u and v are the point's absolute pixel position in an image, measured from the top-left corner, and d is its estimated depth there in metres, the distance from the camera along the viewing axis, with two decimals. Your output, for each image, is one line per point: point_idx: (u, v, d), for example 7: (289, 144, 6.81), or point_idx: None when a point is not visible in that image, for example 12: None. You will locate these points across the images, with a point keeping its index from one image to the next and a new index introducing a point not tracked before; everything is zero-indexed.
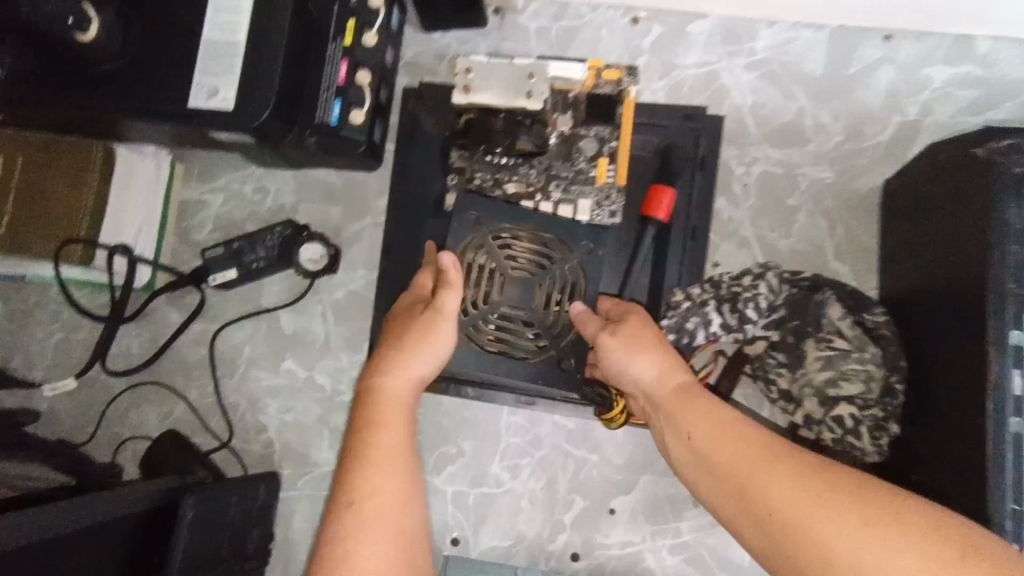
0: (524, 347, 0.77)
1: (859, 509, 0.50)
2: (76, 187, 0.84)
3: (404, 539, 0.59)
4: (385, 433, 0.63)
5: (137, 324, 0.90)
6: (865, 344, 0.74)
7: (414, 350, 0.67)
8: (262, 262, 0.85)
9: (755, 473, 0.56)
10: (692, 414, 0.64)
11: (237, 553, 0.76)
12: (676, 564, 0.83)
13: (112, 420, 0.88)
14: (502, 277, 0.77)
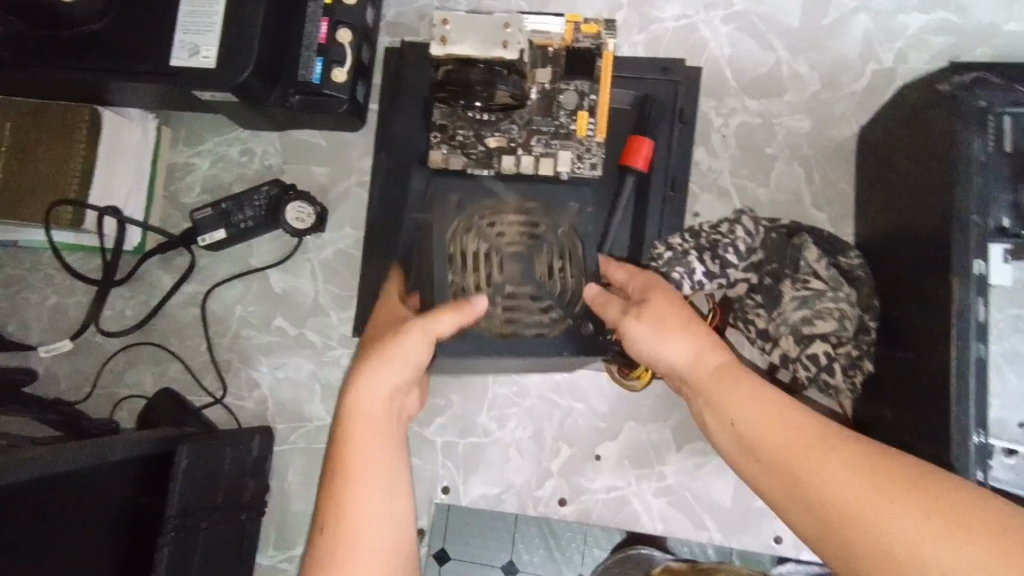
0: (544, 326, 0.72)
1: (929, 508, 0.45)
2: (65, 148, 0.84)
3: (385, 552, 0.61)
4: (360, 453, 0.64)
5: (130, 287, 0.92)
6: (840, 284, 0.75)
7: (377, 366, 0.66)
8: (251, 222, 0.87)
9: (808, 459, 0.50)
10: (732, 392, 0.58)
11: (233, 501, 0.79)
12: (661, 507, 0.85)
13: (108, 381, 0.90)
14: (500, 257, 0.72)
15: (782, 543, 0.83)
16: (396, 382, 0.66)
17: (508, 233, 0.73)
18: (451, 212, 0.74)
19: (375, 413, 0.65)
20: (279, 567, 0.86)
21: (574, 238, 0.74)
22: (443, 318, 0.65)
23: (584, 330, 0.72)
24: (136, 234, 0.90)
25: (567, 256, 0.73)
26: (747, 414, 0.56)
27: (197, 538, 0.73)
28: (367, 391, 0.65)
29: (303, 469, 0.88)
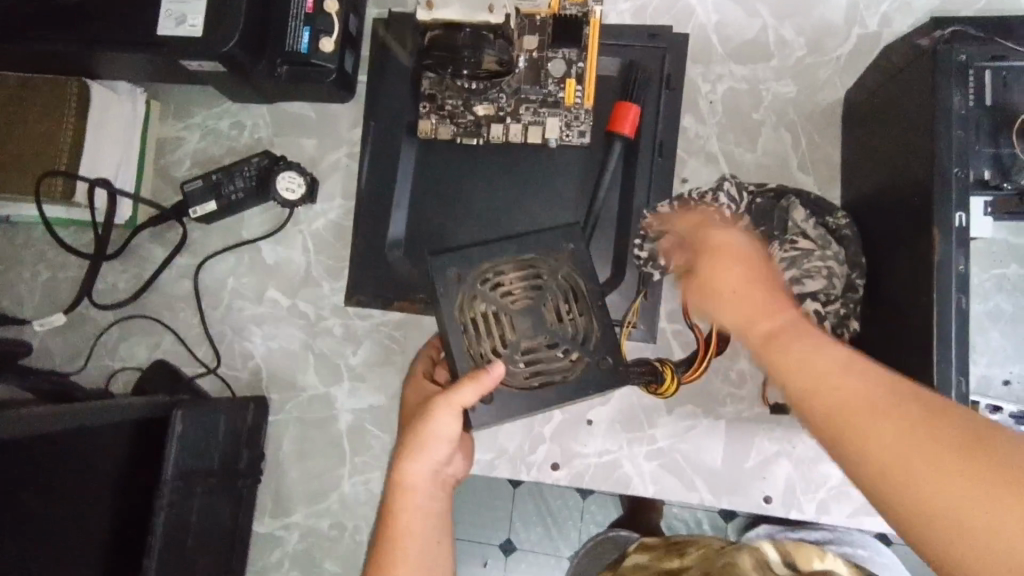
0: (564, 369, 0.69)
1: (999, 479, 0.35)
2: (55, 118, 0.84)
3: None
4: (409, 524, 0.67)
5: (122, 261, 0.92)
6: (827, 243, 0.76)
7: (415, 446, 0.67)
8: (242, 193, 0.88)
9: (849, 420, 0.41)
10: (776, 347, 0.50)
11: (229, 467, 0.81)
12: (652, 470, 0.86)
13: (102, 354, 0.91)
14: (504, 313, 0.69)
15: (771, 503, 0.85)
16: (437, 458, 0.68)
17: (509, 286, 0.69)
18: (439, 283, 0.68)
19: (421, 484, 0.68)
20: (275, 534, 0.88)
21: (574, 276, 0.70)
22: (460, 387, 0.64)
23: (600, 367, 0.68)
24: (127, 208, 0.90)
25: (572, 296, 0.69)
26: (792, 372, 0.47)
27: (193, 502, 0.76)
28: (412, 464, 0.67)
29: (297, 438, 0.89)
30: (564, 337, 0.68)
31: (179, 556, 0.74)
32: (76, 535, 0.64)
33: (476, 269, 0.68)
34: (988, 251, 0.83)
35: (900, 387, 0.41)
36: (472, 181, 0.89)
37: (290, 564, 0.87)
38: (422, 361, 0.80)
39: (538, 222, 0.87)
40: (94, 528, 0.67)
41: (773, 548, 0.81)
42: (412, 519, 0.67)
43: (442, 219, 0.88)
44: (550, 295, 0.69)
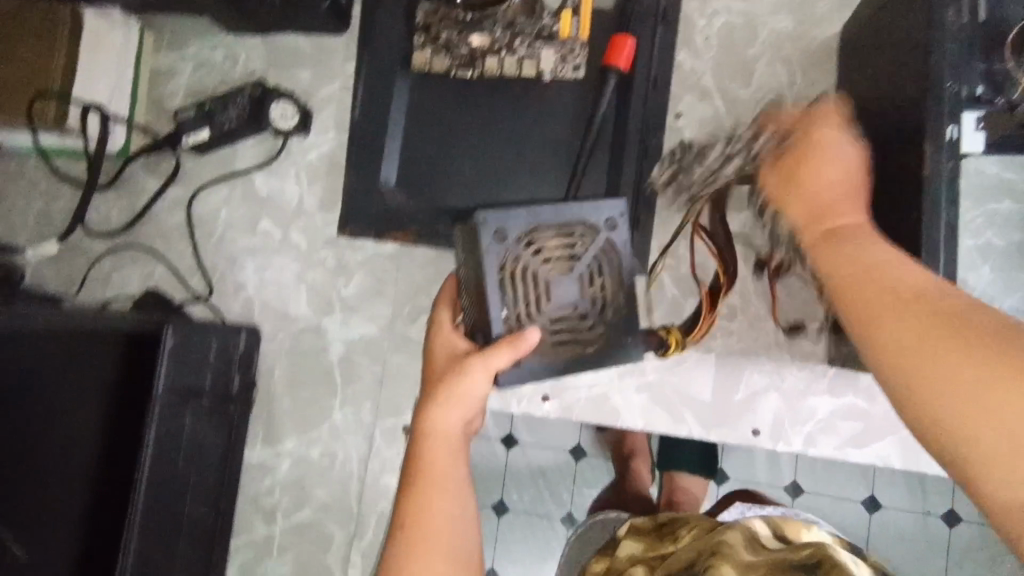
0: (590, 341, 0.70)
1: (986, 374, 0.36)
2: (48, 48, 0.84)
3: (461, 556, 0.64)
4: (440, 470, 0.67)
5: (116, 191, 0.92)
6: None
7: (448, 400, 0.67)
8: (235, 122, 0.87)
9: (886, 327, 0.42)
10: (837, 253, 0.49)
11: (222, 390, 0.82)
12: (642, 402, 0.87)
13: (95, 283, 0.91)
14: (544, 279, 0.68)
15: (759, 435, 0.86)
16: (468, 409, 0.68)
17: (549, 252, 0.68)
18: (483, 242, 0.67)
19: (451, 434, 0.68)
20: (267, 462, 0.89)
21: (611, 249, 0.70)
22: (495, 353, 0.65)
23: (627, 342, 0.71)
24: (120, 136, 0.89)
25: (607, 268, 0.70)
26: (851, 274, 0.46)
27: (184, 421, 0.77)
28: (448, 415, 0.67)
29: (289, 367, 0.89)
30: (591, 308, 0.70)
31: (170, 472, 0.75)
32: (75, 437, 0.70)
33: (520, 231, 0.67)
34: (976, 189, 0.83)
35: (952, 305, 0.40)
36: (464, 118, 0.88)
37: (281, 491, 0.89)
38: (442, 309, 0.76)
39: (530, 156, 0.87)
40: (90, 433, 0.71)
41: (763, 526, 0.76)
42: (448, 469, 0.67)
43: (434, 153, 0.88)
44: (587, 264, 0.69)
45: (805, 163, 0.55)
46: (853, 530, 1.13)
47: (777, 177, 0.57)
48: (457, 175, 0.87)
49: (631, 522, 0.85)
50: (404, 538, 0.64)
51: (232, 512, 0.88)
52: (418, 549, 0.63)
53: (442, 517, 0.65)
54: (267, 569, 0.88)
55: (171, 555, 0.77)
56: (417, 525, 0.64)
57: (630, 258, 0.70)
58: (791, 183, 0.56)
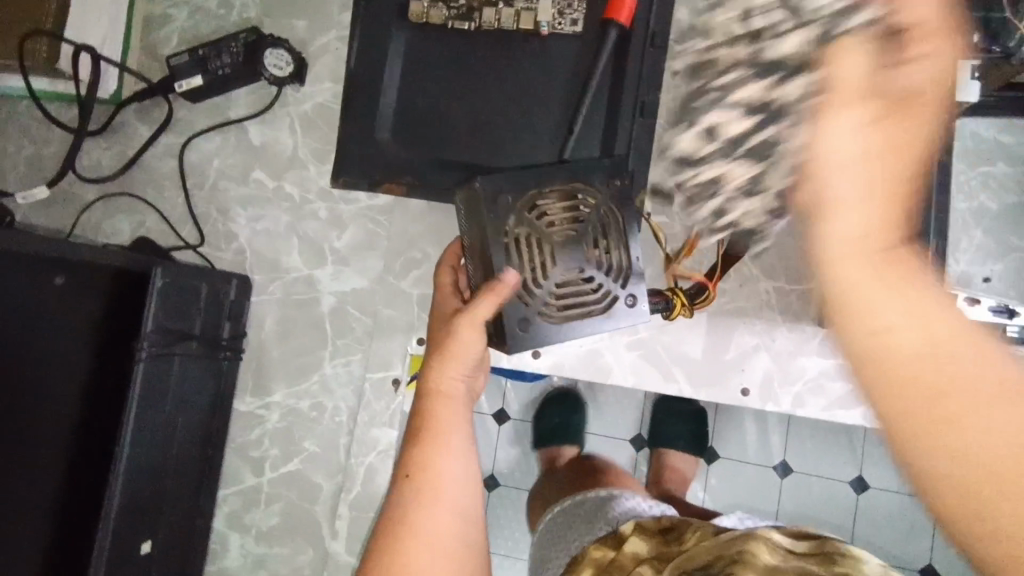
0: (594, 301, 0.71)
1: None
2: None
3: (462, 514, 0.63)
4: (443, 427, 0.66)
5: (107, 138, 0.91)
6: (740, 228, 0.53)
7: (448, 357, 0.67)
8: (229, 69, 0.86)
9: (950, 411, 0.30)
10: (885, 292, 0.32)
11: (212, 337, 0.82)
12: (632, 360, 0.87)
13: (86, 229, 0.91)
14: (548, 245, 0.69)
15: (748, 396, 0.86)
16: (468, 366, 0.68)
17: (552, 216, 0.69)
18: (486, 211, 0.68)
19: (455, 392, 0.67)
20: (256, 413, 0.89)
21: (614, 212, 0.71)
22: (478, 304, 0.66)
23: (628, 304, 0.72)
24: (111, 81, 0.88)
25: (611, 231, 0.71)
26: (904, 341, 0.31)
27: (174, 362, 0.76)
28: (448, 371, 0.67)
29: (280, 319, 0.89)
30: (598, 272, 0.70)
31: (157, 413, 0.75)
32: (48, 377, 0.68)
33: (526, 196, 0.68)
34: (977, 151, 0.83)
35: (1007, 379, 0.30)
36: (458, 70, 0.87)
37: (269, 442, 0.89)
38: (443, 270, 0.76)
39: (526, 110, 0.85)
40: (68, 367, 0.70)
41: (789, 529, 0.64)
42: (451, 426, 0.66)
43: (429, 105, 0.87)
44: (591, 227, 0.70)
45: (881, 139, 0.32)
46: (840, 508, 1.15)
47: (857, 143, 0.32)
48: (452, 127, 0.86)
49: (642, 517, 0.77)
50: (410, 488, 0.63)
51: (221, 461, 0.88)
52: (426, 503, 0.62)
53: (447, 472, 0.63)
54: (254, 519, 0.88)
55: (159, 494, 0.77)
56: (423, 478, 0.63)
57: (635, 222, 0.71)
58: (880, 159, 0.32)
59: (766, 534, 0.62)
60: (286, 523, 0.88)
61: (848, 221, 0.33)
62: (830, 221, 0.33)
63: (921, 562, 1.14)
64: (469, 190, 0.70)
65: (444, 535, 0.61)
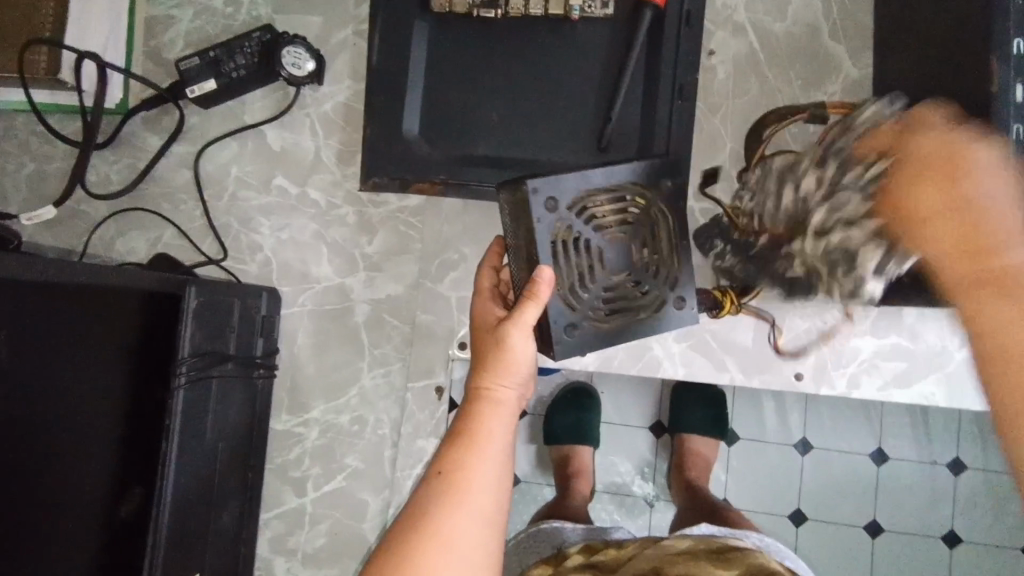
0: (644, 308, 0.64)
1: None
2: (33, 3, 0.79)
3: (496, 528, 0.53)
4: (488, 431, 0.55)
5: (114, 151, 0.86)
6: (659, 283, 0.64)
7: (498, 365, 0.57)
8: (244, 71, 0.82)
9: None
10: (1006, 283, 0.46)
11: (247, 356, 0.78)
12: (683, 352, 0.84)
13: (99, 248, 0.86)
14: (596, 246, 0.61)
15: (802, 380, 0.83)
16: (522, 375, 0.58)
17: (603, 220, 0.61)
18: (533, 216, 0.59)
19: (507, 402, 0.57)
20: (294, 431, 0.85)
21: (665, 215, 0.63)
22: (525, 308, 0.57)
23: (676, 309, 0.65)
24: (117, 89, 0.83)
25: (653, 242, 0.63)
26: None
27: (211, 386, 0.72)
28: (499, 376, 0.57)
29: (312, 331, 0.85)
30: (644, 276, 0.63)
31: (198, 441, 0.70)
32: (76, 404, 0.63)
33: (572, 203, 0.60)
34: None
35: None
36: (486, 60, 0.82)
37: (310, 461, 0.85)
38: (484, 273, 0.68)
39: (559, 99, 0.81)
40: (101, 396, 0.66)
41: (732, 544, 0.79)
42: (495, 435, 0.55)
43: (458, 98, 0.83)
44: (639, 232, 0.63)
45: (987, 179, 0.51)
46: (863, 481, 1.19)
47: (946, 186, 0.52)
48: (482, 122, 0.82)
49: (586, 543, 0.85)
50: (440, 487, 0.52)
51: (261, 484, 0.84)
52: (452, 508, 0.51)
53: (484, 484, 0.53)
54: (298, 542, 0.85)
55: (205, 526, 0.73)
56: (459, 479, 0.52)
57: (686, 227, 0.64)
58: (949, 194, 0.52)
59: (719, 557, 0.74)
60: (333, 544, 0.84)
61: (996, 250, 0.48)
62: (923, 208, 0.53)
63: (944, 528, 1.18)
64: (507, 186, 0.62)
65: (472, 549, 0.51)
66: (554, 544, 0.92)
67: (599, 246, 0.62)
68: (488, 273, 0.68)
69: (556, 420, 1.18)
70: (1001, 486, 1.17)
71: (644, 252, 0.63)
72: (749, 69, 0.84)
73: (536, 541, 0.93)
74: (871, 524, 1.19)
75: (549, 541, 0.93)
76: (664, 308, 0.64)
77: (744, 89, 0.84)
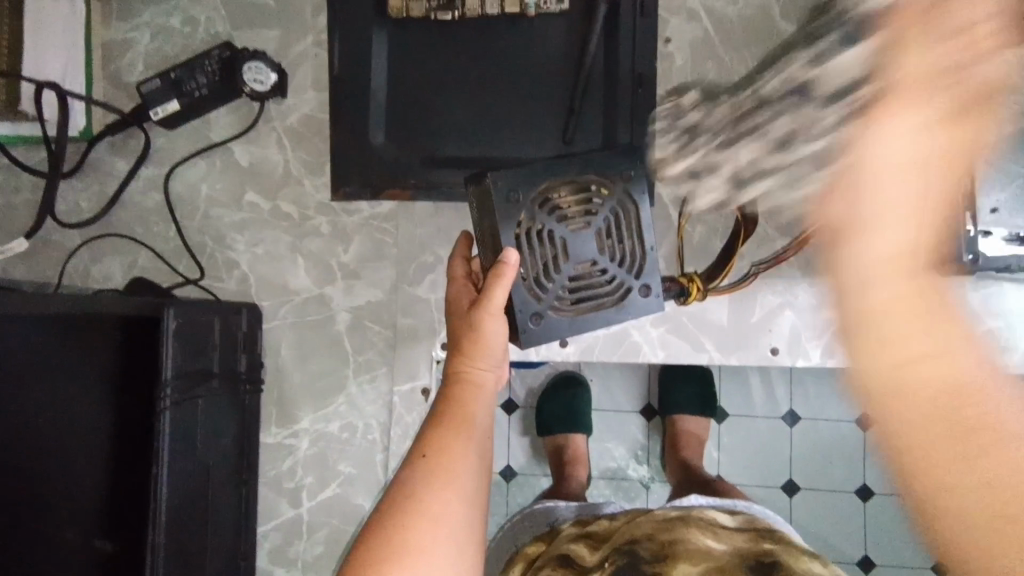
0: (608, 295, 0.65)
1: (957, 432, 0.42)
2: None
3: (480, 506, 0.55)
4: (468, 413, 0.58)
5: (82, 179, 0.86)
6: (621, 271, 0.65)
7: (476, 351, 0.60)
8: (206, 90, 0.82)
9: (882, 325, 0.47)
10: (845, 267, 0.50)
11: (232, 372, 0.78)
12: (660, 335, 0.86)
13: (74, 276, 0.86)
14: (559, 236, 0.63)
15: (778, 354, 0.85)
16: (498, 362, 0.62)
17: (565, 209, 0.63)
18: (495, 205, 0.62)
19: (484, 387, 0.60)
20: (284, 443, 0.86)
21: (628, 204, 0.65)
22: (491, 290, 0.59)
23: (642, 296, 0.65)
24: (79, 116, 0.83)
25: (617, 230, 0.65)
26: (875, 295, 0.48)
27: (198, 404, 0.73)
28: (477, 361, 0.60)
29: (295, 343, 0.86)
30: (609, 263, 0.65)
31: (190, 458, 0.71)
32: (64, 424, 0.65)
33: (533, 193, 0.62)
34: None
35: (971, 386, 0.43)
36: (447, 61, 0.83)
37: (303, 471, 0.86)
38: (455, 262, 0.69)
39: (521, 96, 0.83)
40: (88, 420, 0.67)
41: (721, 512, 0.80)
42: (476, 418, 0.58)
43: (421, 102, 0.83)
44: (602, 220, 0.64)
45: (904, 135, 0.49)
46: (851, 447, 1.22)
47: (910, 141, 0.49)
48: (448, 125, 0.83)
49: (578, 518, 0.87)
50: (427, 469, 0.54)
51: (255, 497, 0.85)
52: (439, 484, 0.53)
53: (469, 463, 0.55)
54: (298, 551, 0.86)
55: (203, 542, 0.74)
56: (445, 461, 0.54)
57: (650, 215, 0.65)
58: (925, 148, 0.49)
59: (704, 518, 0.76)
60: (333, 551, 0.85)
61: (889, 229, 0.48)
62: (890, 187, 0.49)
63: None
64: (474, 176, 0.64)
65: (460, 527, 0.52)
66: (548, 524, 0.93)
67: (561, 236, 0.63)
68: (458, 262, 0.69)
69: (546, 408, 1.20)
70: None
71: (606, 240, 0.64)
72: (707, 53, 0.85)
73: (530, 522, 0.94)
74: (860, 488, 1.22)
75: (543, 520, 0.94)
76: (629, 294, 0.65)
77: (702, 73, 0.85)
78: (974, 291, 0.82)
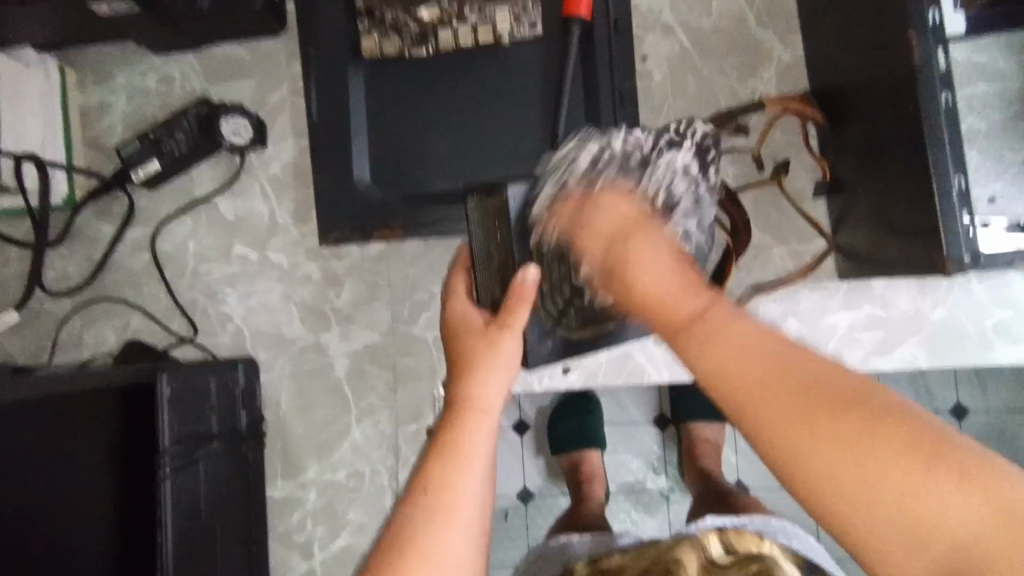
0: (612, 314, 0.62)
1: (908, 448, 0.34)
2: None
3: (480, 532, 0.50)
4: (469, 434, 0.52)
5: (69, 245, 0.86)
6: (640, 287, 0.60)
7: (491, 368, 0.56)
8: (186, 147, 0.82)
9: (770, 411, 0.37)
10: (695, 346, 0.42)
11: (232, 431, 0.78)
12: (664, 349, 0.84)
13: (68, 344, 0.85)
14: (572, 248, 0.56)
15: None
16: (507, 383, 0.56)
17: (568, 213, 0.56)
18: (511, 216, 0.57)
19: (494, 408, 0.54)
20: (293, 496, 0.85)
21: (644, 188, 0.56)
22: (517, 311, 0.57)
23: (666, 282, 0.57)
24: (61, 184, 0.82)
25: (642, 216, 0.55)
26: (655, 287, 0.46)
27: (199, 469, 0.72)
28: (487, 385, 0.55)
29: (295, 394, 0.85)
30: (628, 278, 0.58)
31: (195, 525, 0.70)
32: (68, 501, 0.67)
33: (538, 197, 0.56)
34: (981, 71, 0.70)
35: (850, 387, 0.37)
36: (424, 98, 0.82)
37: (313, 523, 0.84)
38: (457, 275, 0.66)
39: (502, 126, 0.82)
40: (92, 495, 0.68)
41: (717, 540, 0.73)
42: (481, 445, 0.52)
43: (400, 140, 0.83)
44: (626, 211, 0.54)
45: (653, 261, 0.47)
46: None
47: (665, 261, 0.47)
48: (431, 162, 0.82)
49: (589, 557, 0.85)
50: (427, 507, 0.49)
51: (265, 552, 0.83)
52: (440, 523, 0.48)
53: (472, 492, 0.49)
54: None
55: None
56: (446, 497, 0.49)
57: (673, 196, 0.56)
58: (679, 271, 0.47)
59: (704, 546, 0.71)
60: None
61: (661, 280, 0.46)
62: (638, 274, 0.47)
63: None
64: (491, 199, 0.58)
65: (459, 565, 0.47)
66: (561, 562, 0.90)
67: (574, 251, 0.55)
68: (457, 277, 0.65)
69: (557, 428, 1.18)
70: (1000, 424, 1.18)
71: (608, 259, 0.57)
72: (685, 68, 0.85)
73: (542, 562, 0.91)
74: None
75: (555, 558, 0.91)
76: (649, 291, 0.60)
77: (682, 88, 0.84)
78: (979, 282, 0.80)
